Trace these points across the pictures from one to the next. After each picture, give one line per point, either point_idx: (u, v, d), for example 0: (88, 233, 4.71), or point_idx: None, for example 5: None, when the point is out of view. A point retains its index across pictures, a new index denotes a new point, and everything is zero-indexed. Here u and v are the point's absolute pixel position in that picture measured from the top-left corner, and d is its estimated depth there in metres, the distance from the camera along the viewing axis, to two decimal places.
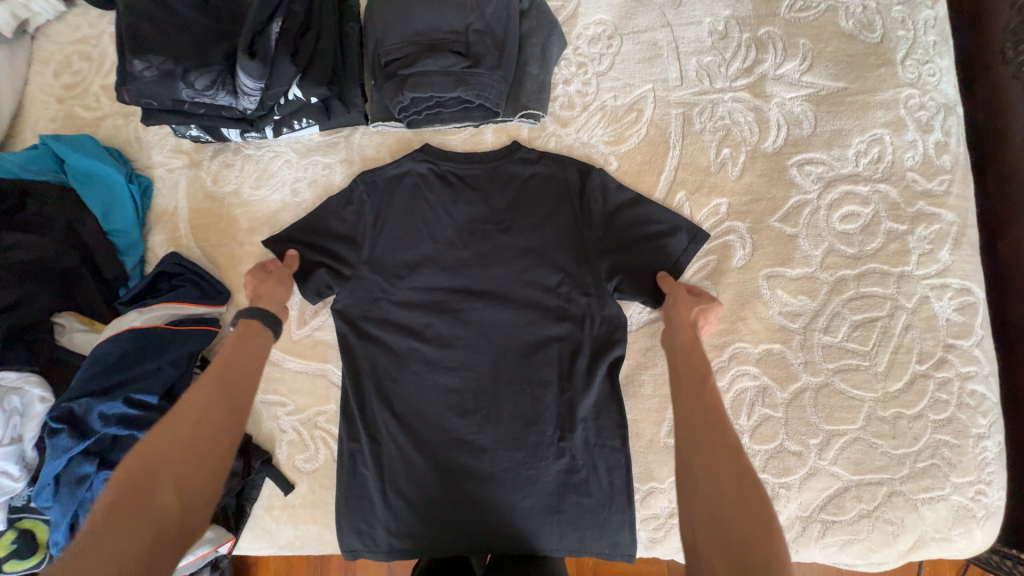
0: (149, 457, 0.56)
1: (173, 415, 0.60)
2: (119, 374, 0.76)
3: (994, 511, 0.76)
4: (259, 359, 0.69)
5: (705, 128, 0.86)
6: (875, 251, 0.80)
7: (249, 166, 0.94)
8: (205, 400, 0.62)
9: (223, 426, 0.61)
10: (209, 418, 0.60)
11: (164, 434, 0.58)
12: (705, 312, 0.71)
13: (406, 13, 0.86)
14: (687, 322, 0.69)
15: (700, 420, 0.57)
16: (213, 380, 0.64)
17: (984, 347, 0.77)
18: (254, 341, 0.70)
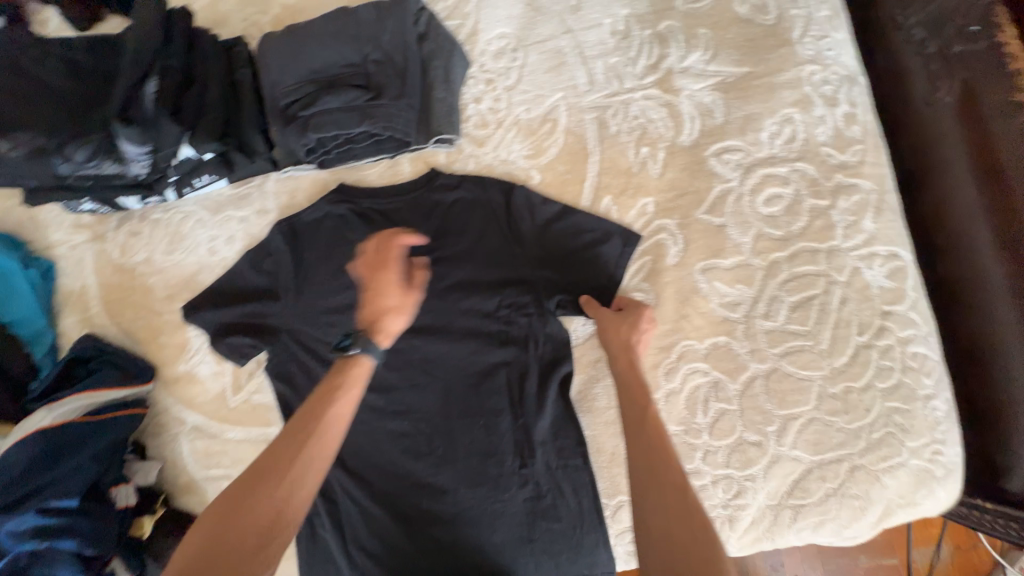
0: (209, 534, 0.51)
1: (297, 472, 0.55)
2: (32, 482, 0.71)
3: (953, 468, 0.76)
4: (354, 394, 0.61)
5: (620, 130, 0.85)
6: (802, 230, 0.80)
7: (158, 231, 0.88)
8: (318, 451, 0.56)
9: (279, 492, 0.53)
10: (266, 486, 0.53)
11: (222, 506, 0.53)
12: (635, 326, 0.68)
13: (299, 52, 0.82)
14: (624, 345, 0.66)
15: (647, 453, 0.53)
16: (294, 429, 0.57)
17: (919, 308, 0.78)
18: (336, 376, 0.61)
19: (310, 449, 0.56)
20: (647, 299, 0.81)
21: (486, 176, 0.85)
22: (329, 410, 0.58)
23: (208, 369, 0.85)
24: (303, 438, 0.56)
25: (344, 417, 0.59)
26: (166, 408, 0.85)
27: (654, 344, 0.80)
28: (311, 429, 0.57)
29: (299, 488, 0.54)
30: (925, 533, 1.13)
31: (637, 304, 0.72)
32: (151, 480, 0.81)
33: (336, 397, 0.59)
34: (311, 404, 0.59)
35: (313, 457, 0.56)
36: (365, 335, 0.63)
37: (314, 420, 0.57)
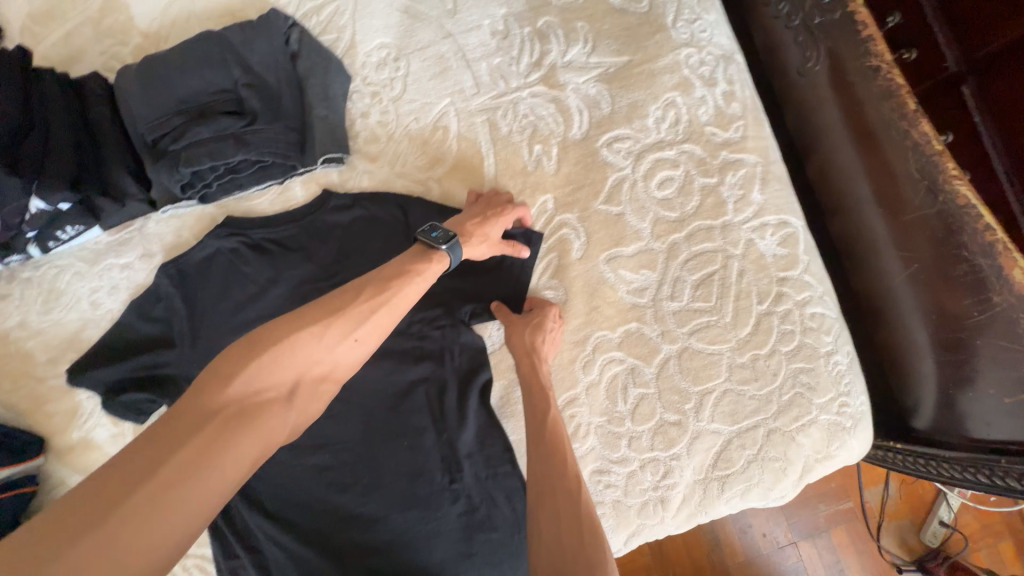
0: (260, 372, 0.52)
1: (359, 337, 0.58)
2: None
3: (861, 416, 0.81)
4: (426, 282, 0.65)
5: (512, 129, 0.84)
6: (696, 209, 0.82)
7: (30, 290, 0.81)
8: (379, 326, 0.59)
9: (339, 353, 0.57)
10: (327, 343, 0.56)
11: (285, 350, 0.53)
12: (537, 327, 0.75)
13: (159, 82, 0.77)
14: (524, 348, 0.74)
15: (546, 463, 0.64)
16: (364, 295, 0.59)
17: (812, 271, 0.81)
18: (418, 261, 0.65)
19: (378, 321, 0.59)
20: (557, 296, 0.81)
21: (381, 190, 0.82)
22: (401, 288, 0.61)
23: (105, 432, 0.79)
24: (371, 306, 0.59)
25: (413, 297, 0.63)
26: (62, 481, 0.78)
27: (568, 339, 0.80)
28: (382, 300, 0.59)
29: (352, 357, 0.58)
30: (874, 472, 1.23)
31: (544, 304, 0.79)
32: None
33: (411, 280, 0.62)
34: (387, 278, 0.61)
35: (372, 329, 0.59)
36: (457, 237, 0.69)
37: (385, 292, 0.60)
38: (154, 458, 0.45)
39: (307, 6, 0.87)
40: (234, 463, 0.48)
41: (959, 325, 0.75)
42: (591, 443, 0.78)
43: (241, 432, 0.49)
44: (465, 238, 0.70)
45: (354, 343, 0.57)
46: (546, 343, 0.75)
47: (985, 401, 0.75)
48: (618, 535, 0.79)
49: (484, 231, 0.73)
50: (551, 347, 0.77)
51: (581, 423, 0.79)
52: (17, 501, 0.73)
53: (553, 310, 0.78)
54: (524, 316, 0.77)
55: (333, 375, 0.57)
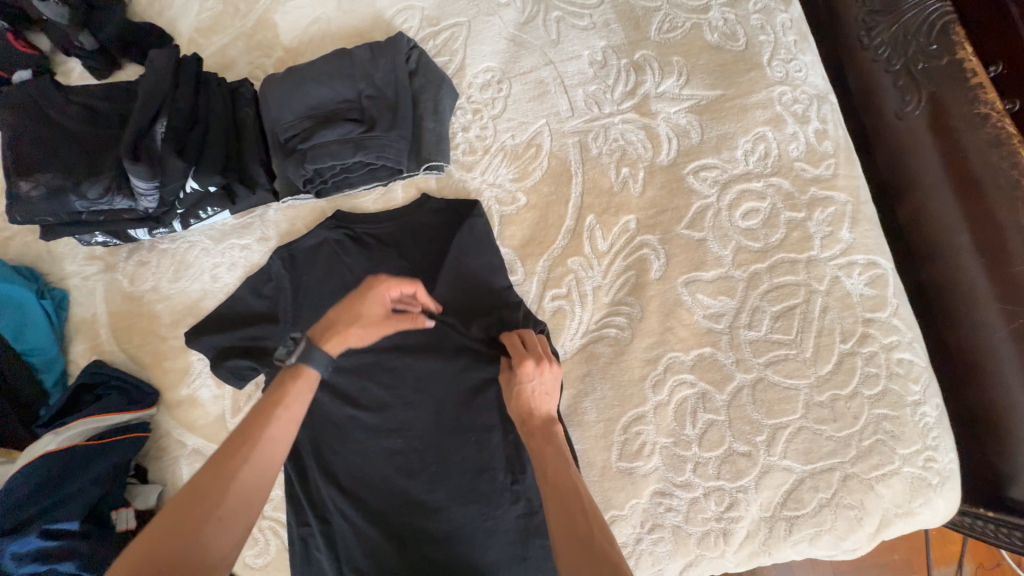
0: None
1: (229, 506, 0.54)
2: (40, 503, 0.73)
3: (949, 475, 0.76)
4: (293, 415, 0.62)
5: (602, 152, 0.89)
6: (780, 242, 0.82)
7: (165, 260, 0.93)
8: (251, 483, 0.56)
9: (213, 525, 0.52)
10: (193, 532, 0.51)
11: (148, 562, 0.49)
12: (517, 398, 0.72)
13: (297, 90, 0.88)
14: (517, 420, 0.73)
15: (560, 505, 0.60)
16: (227, 456, 0.56)
17: (901, 315, 0.79)
18: (281, 389, 0.63)
19: (245, 478, 0.55)
20: (632, 313, 0.83)
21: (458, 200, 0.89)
22: (263, 434, 0.58)
23: (208, 392, 0.88)
24: (235, 469, 0.55)
25: (284, 435, 0.60)
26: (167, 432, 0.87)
27: (640, 357, 0.81)
28: (242, 457, 0.56)
29: (233, 527, 0.54)
30: (946, 550, 1.13)
31: (517, 359, 0.72)
32: (151, 502, 0.82)
33: (274, 417, 0.60)
34: (244, 430, 0.58)
35: (241, 492, 0.55)
36: (307, 339, 0.66)
37: (248, 444, 0.57)
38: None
39: (426, 32, 0.97)
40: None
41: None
42: (656, 463, 0.78)
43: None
44: (328, 335, 0.68)
45: (226, 508, 0.53)
46: (536, 404, 0.71)
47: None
48: (674, 563, 0.77)
49: (355, 314, 0.69)
50: (544, 400, 0.71)
51: (647, 441, 0.78)
52: (136, 443, 0.82)
53: (527, 365, 0.71)
54: (507, 381, 0.74)
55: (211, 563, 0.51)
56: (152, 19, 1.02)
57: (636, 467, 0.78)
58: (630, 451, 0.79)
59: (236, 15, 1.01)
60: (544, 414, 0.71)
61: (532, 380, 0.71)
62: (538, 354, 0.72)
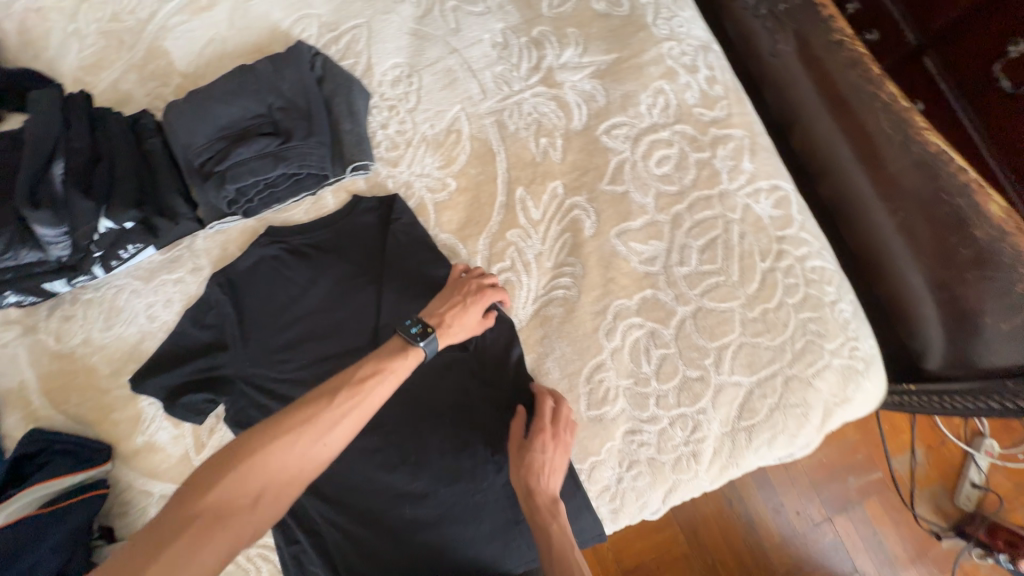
0: (231, 479, 0.57)
1: (327, 441, 0.62)
2: None
3: (871, 358, 0.86)
4: (397, 378, 0.69)
5: (519, 127, 0.93)
6: (693, 181, 0.89)
7: (92, 309, 0.88)
8: (348, 428, 0.64)
9: (307, 456, 0.61)
10: (297, 452, 0.60)
11: (258, 456, 0.59)
12: (530, 468, 0.74)
13: (203, 113, 0.86)
14: (523, 490, 0.75)
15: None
16: (339, 399, 0.64)
17: (807, 228, 0.88)
18: (393, 357, 0.70)
19: (346, 426, 0.64)
20: (575, 272, 0.88)
21: (386, 197, 0.90)
22: (369, 392, 0.66)
23: (166, 435, 0.84)
24: (341, 410, 0.64)
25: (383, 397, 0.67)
26: (130, 484, 0.83)
27: (590, 310, 0.86)
28: (351, 402, 0.64)
29: (321, 460, 0.62)
30: (899, 443, 1.53)
31: (538, 428, 0.76)
32: None
33: (382, 379, 0.67)
34: (360, 382, 0.66)
35: (338, 435, 0.63)
36: (434, 334, 0.73)
37: (355, 396, 0.65)
38: (141, 562, 0.51)
39: (326, 38, 0.97)
40: (207, 568, 0.53)
41: (959, 266, 0.81)
42: (621, 406, 0.83)
43: (209, 540, 0.54)
44: (441, 330, 0.75)
45: (322, 442, 0.62)
46: (547, 475, 0.75)
47: (995, 336, 0.79)
48: (655, 493, 0.82)
49: (462, 319, 0.77)
50: (553, 473, 0.75)
51: (610, 386, 0.83)
52: (93, 501, 0.77)
53: (546, 436, 0.76)
54: (518, 449, 0.77)
55: (297, 483, 0.60)
56: (28, 64, 0.97)
57: (604, 413, 0.82)
58: (597, 399, 0.83)
59: (122, 48, 0.97)
60: (551, 488, 0.74)
61: (546, 450, 0.75)
62: (554, 427, 0.77)
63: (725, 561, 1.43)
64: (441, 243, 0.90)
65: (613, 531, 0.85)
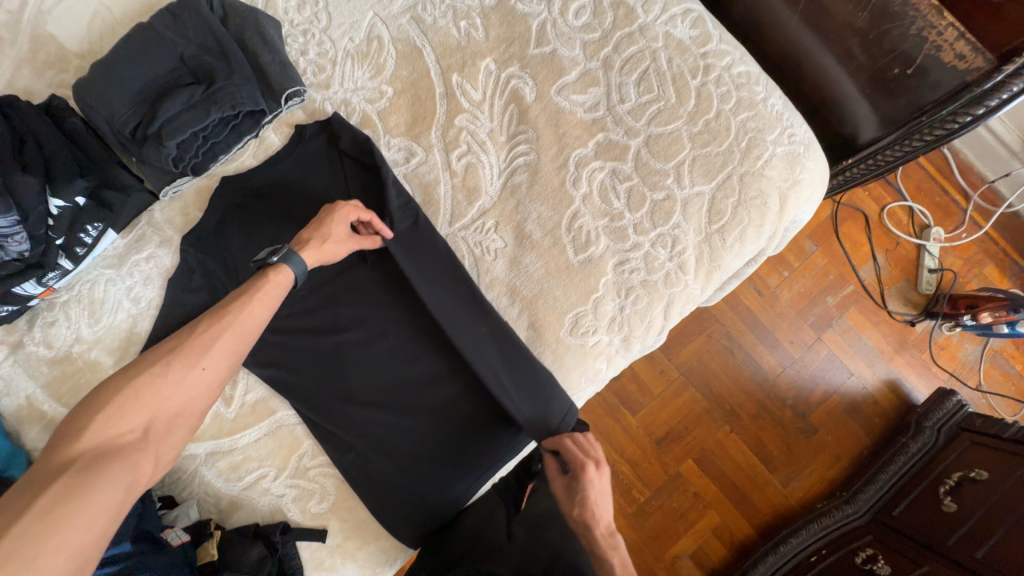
0: (109, 414, 0.55)
1: (207, 364, 0.62)
2: None
3: (808, 141, 0.94)
4: (271, 295, 0.70)
5: (436, 16, 0.93)
6: (613, 23, 0.93)
7: (73, 308, 0.87)
8: (231, 347, 0.64)
9: (193, 379, 0.61)
10: (177, 380, 0.59)
11: (132, 389, 0.57)
12: (582, 502, 0.73)
13: (114, 78, 0.83)
14: (578, 525, 0.73)
15: None
16: (209, 323, 0.64)
17: (724, 39, 0.94)
18: (255, 282, 0.71)
19: (224, 349, 0.64)
20: (529, 137, 0.91)
21: (326, 119, 0.90)
22: (240, 312, 0.66)
23: None
24: (215, 332, 0.64)
25: (257, 319, 0.68)
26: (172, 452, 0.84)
27: (553, 167, 0.90)
28: (225, 322, 0.65)
29: (206, 384, 0.62)
30: (863, 256, 1.66)
31: (578, 466, 0.74)
32: (194, 516, 0.83)
33: (253, 298, 0.68)
34: (227, 308, 0.66)
35: (221, 354, 0.63)
36: (290, 249, 0.74)
37: (227, 317, 0.65)
38: (27, 502, 0.47)
39: None
40: (112, 492, 0.51)
41: (864, 30, 0.89)
42: (604, 243, 0.89)
43: (105, 468, 0.52)
44: (302, 246, 0.76)
45: (204, 362, 0.62)
46: (599, 510, 0.73)
47: (915, 78, 0.88)
48: (656, 310, 0.90)
49: (325, 232, 0.78)
50: (606, 507, 0.74)
51: (589, 229, 0.89)
52: None
53: (590, 472, 0.73)
54: (566, 486, 0.75)
55: (186, 411, 0.60)
56: None
57: (591, 254, 0.89)
58: (581, 243, 0.89)
59: (3, 45, 0.91)
60: (605, 517, 0.73)
61: (594, 484, 0.73)
62: (593, 457, 0.75)
63: (742, 406, 1.57)
64: (396, 148, 0.92)
65: (630, 360, 0.92)
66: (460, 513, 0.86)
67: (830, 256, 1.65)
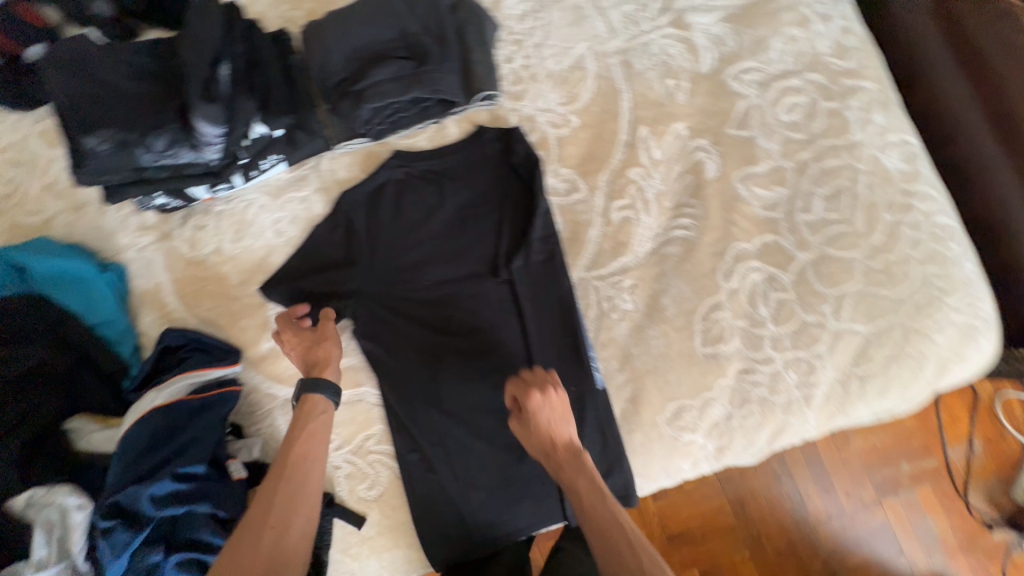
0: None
1: (291, 503, 0.68)
2: (166, 449, 0.73)
3: (991, 320, 0.85)
4: (326, 420, 0.77)
5: (646, 67, 0.93)
6: (823, 130, 0.89)
7: (223, 221, 0.91)
8: (304, 477, 0.70)
9: (284, 518, 0.66)
10: (265, 528, 0.65)
11: (234, 556, 0.62)
12: (539, 430, 0.72)
13: (341, 33, 0.88)
14: (542, 457, 0.72)
15: (606, 542, 0.64)
16: (280, 461, 0.71)
17: (934, 184, 0.87)
18: (302, 414, 0.76)
19: (293, 486, 0.69)
20: (696, 213, 0.88)
21: (506, 129, 0.91)
22: (300, 445, 0.72)
23: None
24: (286, 470, 0.70)
25: (320, 445, 0.74)
26: (256, 386, 0.86)
27: (709, 251, 0.87)
28: (292, 456, 0.71)
29: (299, 521, 0.67)
30: (956, 432, 1.31)
31: (523, 394, 0.73)
32: (254, 455, 0.82)
33: (303, 426, 0.74)
34: (283, 447, 0.73)
35: (299, 487, 0.69)
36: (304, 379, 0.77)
37: (292, 453, 0.72)
38: None
39: None
40: None
41: None
42: (736, 345, 0.84)
43: None
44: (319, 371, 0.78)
45: (288, 499, 0.68)
46: (556, 432, 0.71)
47: None
48: (763, 432, 0.83)
49: (320, 342, 0.80)
50: (562, 428, 0.72)
51: (726, 325, 0.84)
52: (229, 396, 0.79)
53: (533, 398, 0.72)
54: (521, 423, 0.74)
55: (280, 556, 0.64)
56: None
57: (719, 350, 0.84)
58: (712, 337, 0.84)
59: None
60: (565, 441, 0.71)
61: (542, 409, 0.72)
62: (541, 383, 0.73)
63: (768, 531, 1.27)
64: (562, 178, 0.91)
65: (715, 469, 0.85)
66: (493, 554, 0.82)
67: (955, 414, 1.30)
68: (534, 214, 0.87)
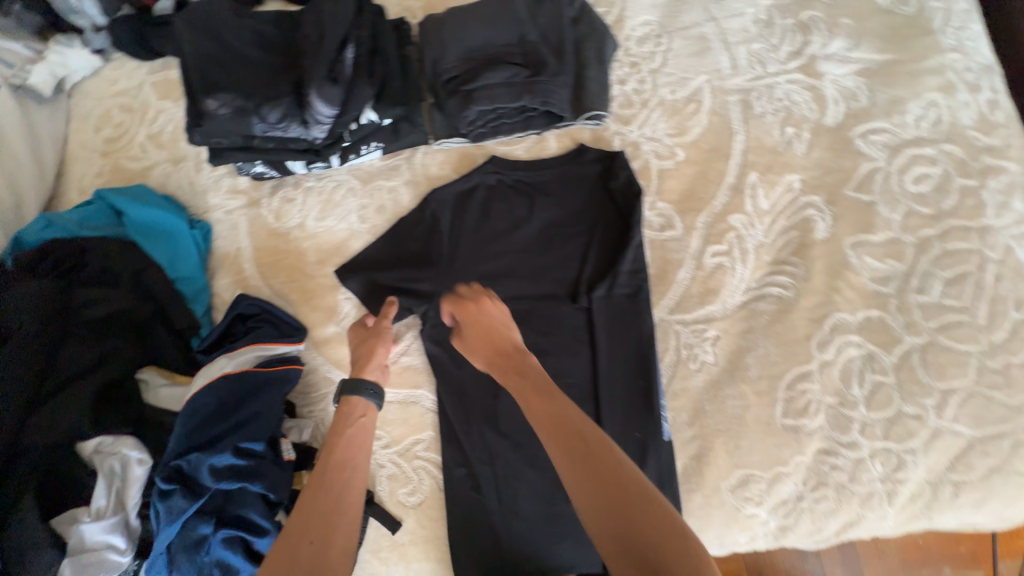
0: None
1: (334, 505, 0.62)
2: (231, 419, 0.74)
3: None
4: (368, 423, 0.72)
5: (766, 110, 0.89)
6: (954, 208, 0.81)
7: (311, 198, 0.91)
8: (346, 478, 0.65)
9: (327, 519, 0.61)
10: (308, 530, 0.59)
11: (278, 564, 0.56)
12: (477, 335, 0.73)
13: (462, 31, 0.87)
14: (484, 365, 0.72)
15: (570, 447, 0.57)
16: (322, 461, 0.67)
17: None
18: (343, 418, 0.72)
19: (338, 486, 0.64)
20: (797, 273, 0.83)
21: (609, 154, 0.88)
22: (340, 443, 0.68)
23: None
24: (327, 469, 0.65)
25: (361, 445, 0.70)
26: (316, 368, 0.85)
27: (805, 316, 0.81)
28: (333, 456, 0.67)
29: (343, 524, 0.61)
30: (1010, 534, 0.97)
31: (461, 304, 0.76)
32: (304, 438, 0.81)
33: (344, 426, 0.71)
34: (325, 448, 0.69)
35: (342, 488, 0.64)
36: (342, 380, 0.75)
37: (332, 452, 0.67)
38: None
39: None
40: None
41: None
42: (820, 422, 0.78)
43: None
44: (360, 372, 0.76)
45: (330, 499, 0.62)
46: (495, 335, 0.72)
47: None
48: (835, 522, 0.76)
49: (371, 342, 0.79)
50: (501, 329, 0.73)
51: (812, 399, 0.78)
52: (292, 374, 0.79)
53: (470, 309, 0.75)
54: (460, 334, 0.76)
55: (325, 561, 0.57)
56: None
57: (801, 424, 0.78)
58: (795, 408, 0.78)
59: None
60: (504, 343, 0.71)
61: (477, 315, 0.74)
62: (475, 295, 0.77)
63: None
64: (657, 212, 0.87)
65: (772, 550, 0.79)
66: None
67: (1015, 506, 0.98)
68: (625, 245, 0.83)
